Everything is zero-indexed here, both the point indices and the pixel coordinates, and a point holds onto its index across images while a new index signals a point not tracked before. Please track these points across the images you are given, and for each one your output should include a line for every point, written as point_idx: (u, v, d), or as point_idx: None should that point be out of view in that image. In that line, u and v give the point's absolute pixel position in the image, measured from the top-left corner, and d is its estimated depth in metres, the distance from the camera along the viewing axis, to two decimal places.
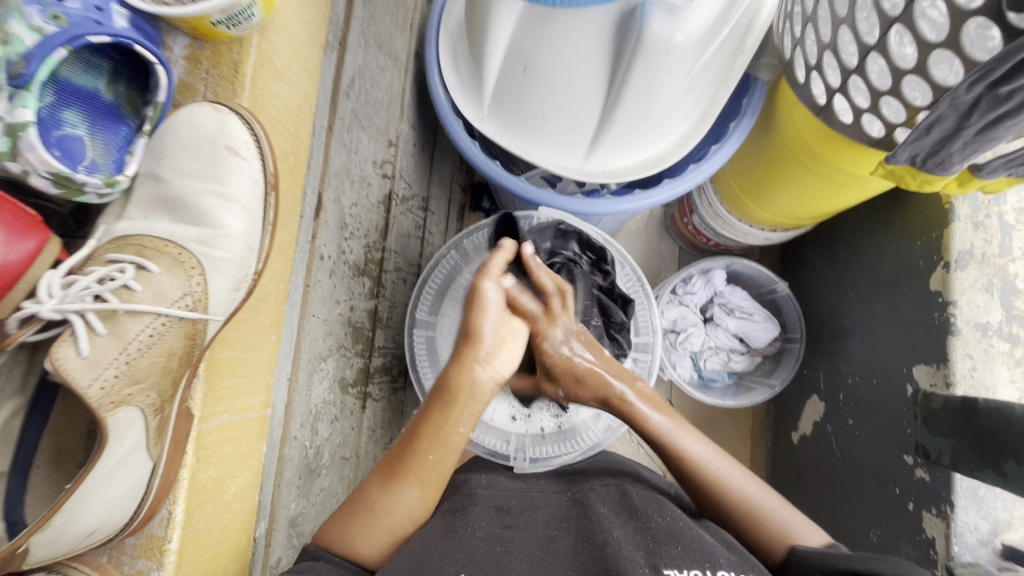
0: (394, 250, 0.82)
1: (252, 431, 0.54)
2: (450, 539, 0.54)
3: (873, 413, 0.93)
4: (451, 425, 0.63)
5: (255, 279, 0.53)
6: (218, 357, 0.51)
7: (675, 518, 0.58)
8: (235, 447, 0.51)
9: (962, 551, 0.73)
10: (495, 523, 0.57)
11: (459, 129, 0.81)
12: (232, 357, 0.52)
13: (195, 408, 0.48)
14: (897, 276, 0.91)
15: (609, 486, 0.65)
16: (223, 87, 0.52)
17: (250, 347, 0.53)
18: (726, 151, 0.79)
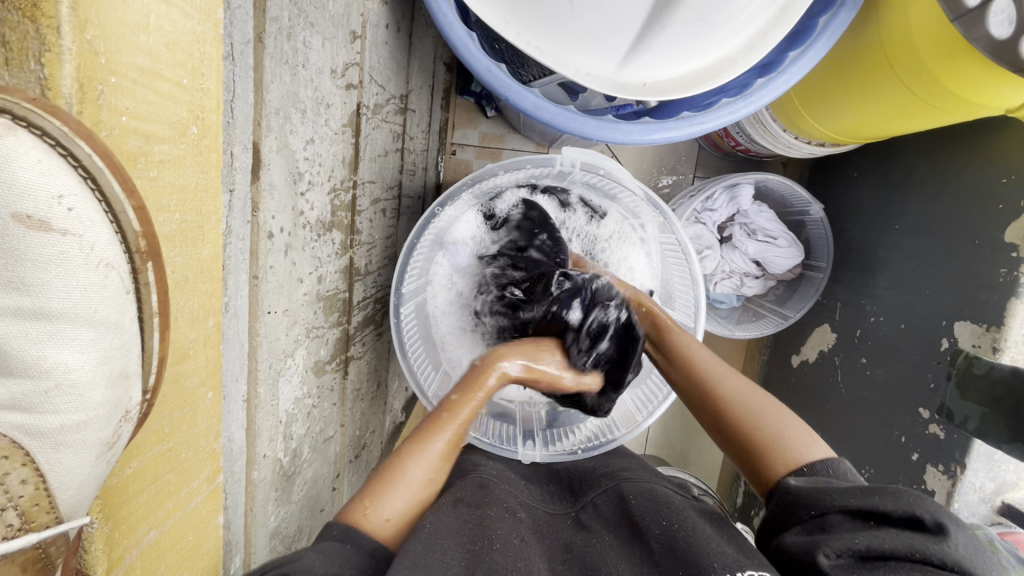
0: (367, 181, 0.65)
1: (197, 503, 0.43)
2: (473, 539, 0.51)
3: (893, 357, 0.88)
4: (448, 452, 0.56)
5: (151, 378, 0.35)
6: (120, 480, 0.37)
7: (671, 523, 0.53)
8: (175, 554, 0.42)
9: (961, 507, 0.74)
10: (508, 533, 0.53)
11: (450, 13, 0.58)
12: (150, 460, 0.38)
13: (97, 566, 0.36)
14: (961, 214, 0.79)
15: (609, 492, 0.61)
16: (14, 33, 0.27)
17: (171, 434, 0.39)
18: (806, 61, 0.60)
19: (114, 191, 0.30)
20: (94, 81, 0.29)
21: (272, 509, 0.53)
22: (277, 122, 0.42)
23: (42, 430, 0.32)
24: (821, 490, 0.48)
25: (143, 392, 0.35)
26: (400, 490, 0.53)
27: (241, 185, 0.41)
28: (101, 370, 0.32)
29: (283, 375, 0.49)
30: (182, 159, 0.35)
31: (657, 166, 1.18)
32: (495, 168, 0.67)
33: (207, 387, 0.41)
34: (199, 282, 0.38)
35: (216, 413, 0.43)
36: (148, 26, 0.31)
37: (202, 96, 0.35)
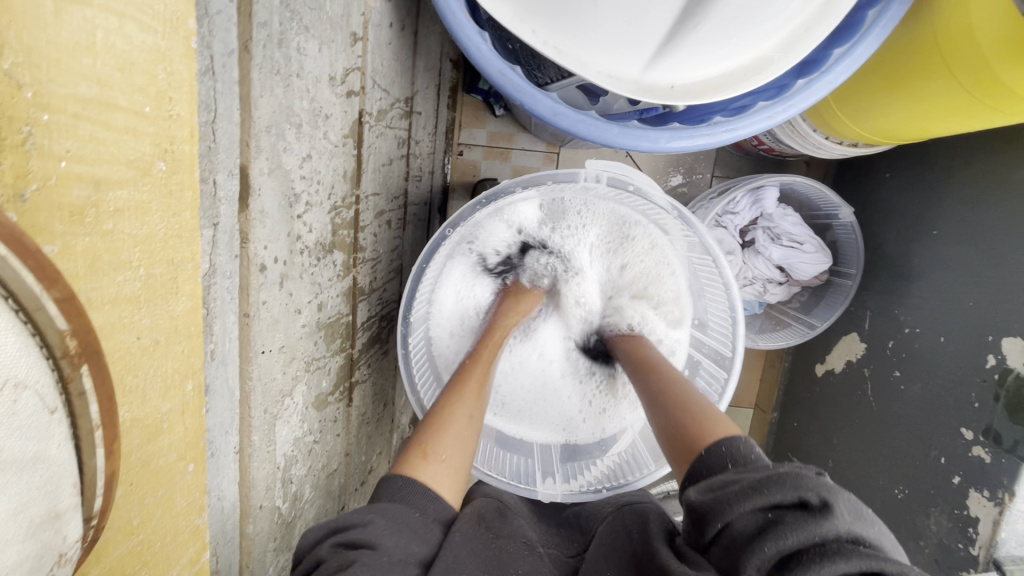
0: (370, 194, 0.60)
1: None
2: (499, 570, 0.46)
3: (931, 372, 0.82)
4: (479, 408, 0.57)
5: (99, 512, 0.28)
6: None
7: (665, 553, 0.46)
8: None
9: (1009, 537, 0.69)
10: (532, 570, 0.49)
11: (459, 11, 0.53)
12: (116, 562, 0.32)
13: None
14: (1012, 222, 0.73)
15: (608, 521, 0.56)
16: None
17: (140, 526, 0.33)
18: (852, 60, 0.54)
19: (26, 285, 0.22)
20: (17, 122, 0.23)
21: (271, 557, 0.49)
22: (268, 141, 0.37)
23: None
24: (721, 484, 0.41)
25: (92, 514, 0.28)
26: (450, 436, 0.52)
27: (228, 214, 0.36)
28: (19, 516, 0.24)
29: (280, 418, 0.45)
30: (146, 203, 0.29)
31: (675, 167, 1.12)
32: (509, 186, 0.61)
33: (186, 461, 0.36)
34: (172, 344, 0.33)
35: (200, 482, 0.38)
36: (94, 45, 0.25)
37: (171, 124, 0.30)
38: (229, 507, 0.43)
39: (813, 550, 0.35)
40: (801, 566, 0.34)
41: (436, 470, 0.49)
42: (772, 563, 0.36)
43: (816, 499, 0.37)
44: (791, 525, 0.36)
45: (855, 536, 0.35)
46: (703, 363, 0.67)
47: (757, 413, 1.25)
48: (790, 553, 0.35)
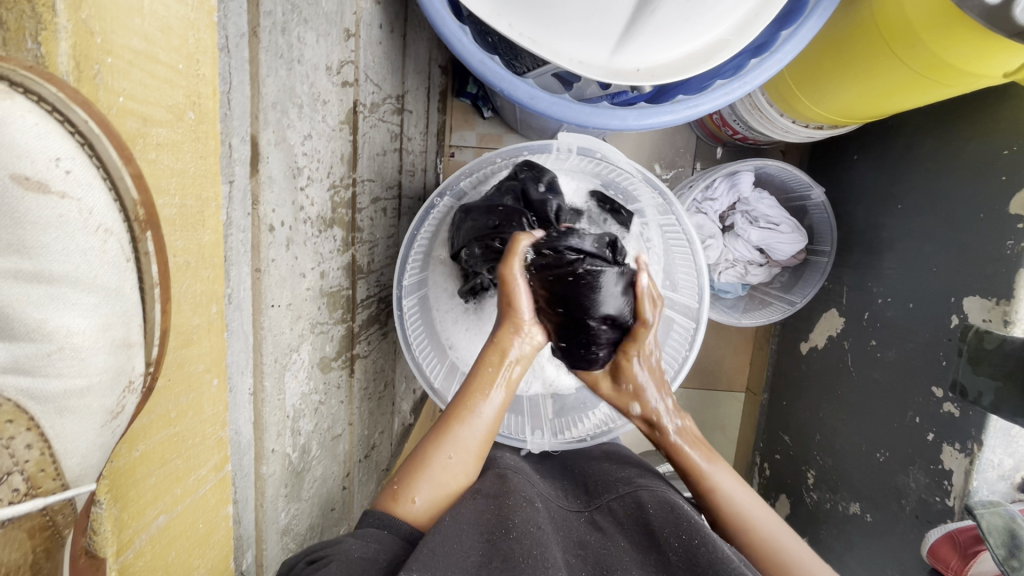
0: (366, 178, 0.65)
1: (207, 494, 0.44)
2: (494, 531, 0.53)
3: (902, 338, 0.87)
4: (452, 448, 0.58)
5: (152, 373, 0.37)
6: (127, 462, 0.38)
7: (689, 536, 0.54)
8: (186, 540, 0.44)
9: (980, 485, 0.73)
10: (528, 519, 0.54)
11: (442, 8, 0.59)
12: (157, 444, 0.40)
13: (107, 548, 0.37)
14: (965, 189, 0.78)
15: (625, 498, 0.61)
16: (11, 13, 0.28)
17: (177, 419, 0.40)
18: (798, 39, 0.59)
19: (110, 157, 0.31)
20: (90, 61, 0.30)
21: (283, 505, 0.53)
22: (273, 116, 0.42)
23: (46, 395, 0.32)
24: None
25: (146, 364, 0.36)
26: (425, 474, 0.56)
27: (240, 177, 0.41)
28: (103, 336, 0.34)
29: (289, 370, 0.49)
30: (180, 144, 0.36)
31: (657, 160, 1.18)
32: (493, 158, 0.67)
33: (212, 373, 0.42)
34: (200, 268, 0.39)
35: (221, 401, 0.44)
36: (142, 9, 0.32)
37: (197, 82, 0.36)
38: (243, 448, 0.47)
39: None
40: None
41: (412, 511, 0.55)
42: None
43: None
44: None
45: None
46: (675, 321, 0.69)
47: (748, 395, 1.28)
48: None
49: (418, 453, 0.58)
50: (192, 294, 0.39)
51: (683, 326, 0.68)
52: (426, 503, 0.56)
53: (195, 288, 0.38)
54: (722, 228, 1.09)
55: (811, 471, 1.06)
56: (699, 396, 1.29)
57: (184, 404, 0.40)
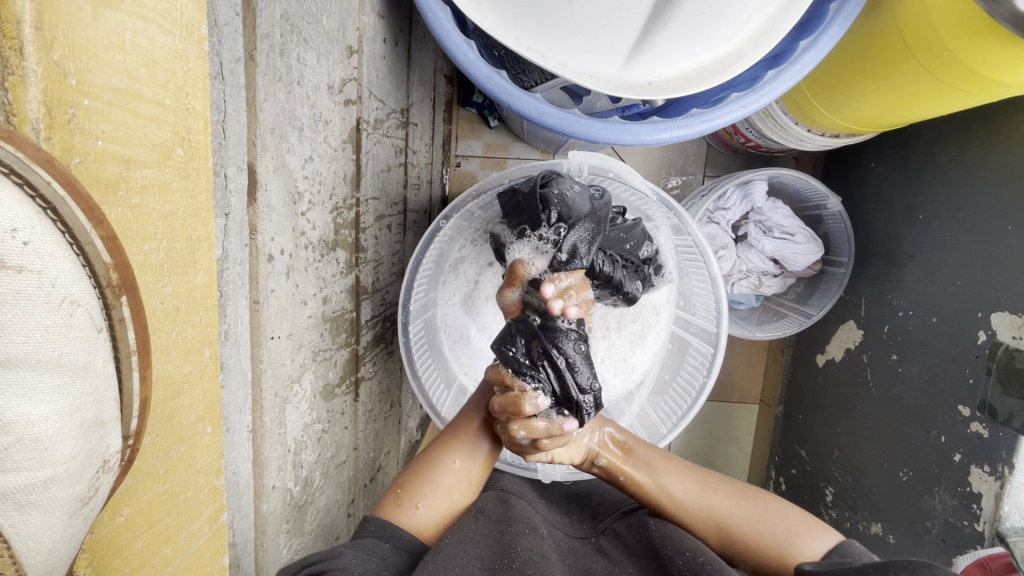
0: (370, 197, 0.63)
1: (201, 548, 0.41)
2: (498, 556, 0.52)
3: (926, 354, 0.83)
4: (460, 452, 0.59)
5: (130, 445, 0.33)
6: (111, 529, 0.34)
7: (695, 557, 0.52)
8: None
9: (1012, 511, 0.69)
10: (531, 548, 0.52)
11: (446, 23, 0.57)
12: (143, 505, 0.36)
13: None
14: (993, 198, 0.75)
15: (631, 522, 0.59)
16: None
17: (167, 475, 0.37)
18: (818, 50, 0.57)
19: (79, 223, 0.28)
20: (64, 105, 0.28)
21: (285, 541, 0.51)
22: (272, 141, 0.41)
23: (1, 491, 0.27)
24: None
25: (126, 433, 0.33)
26: (428, 485, 0.58)
27: (237, 206, 0.40)
28: (72, 418, 0.29)
29: (290, 401, 0.48)
30: (167, 182, 0.34)
31: (667, 169, 1.15)
32: (500, 178, 0.64)
33: (204, 423, 0.39)
34: (191, 313, 0.37)
35: (216, 449, 0.41)
36: (123, 44, 0.30)
37: (187, 116, 0.34)
38: (242, 485, 0.45)
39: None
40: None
41: (414, 518, 0.56)
42: None
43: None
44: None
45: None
46: (691, 342, 0.68)
47: (763, 407, 1.25)
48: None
49: (421, 463, 0.59)
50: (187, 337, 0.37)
51: (701, 350, 0.66)
52: (428, 509, 0.57)
53: (191, 324, 0.37)
54: (735, 239, 1.06)
55: (830, 488, 1.03)
56: (712, 409, 1.26)
57: (175, 456, 0.38)
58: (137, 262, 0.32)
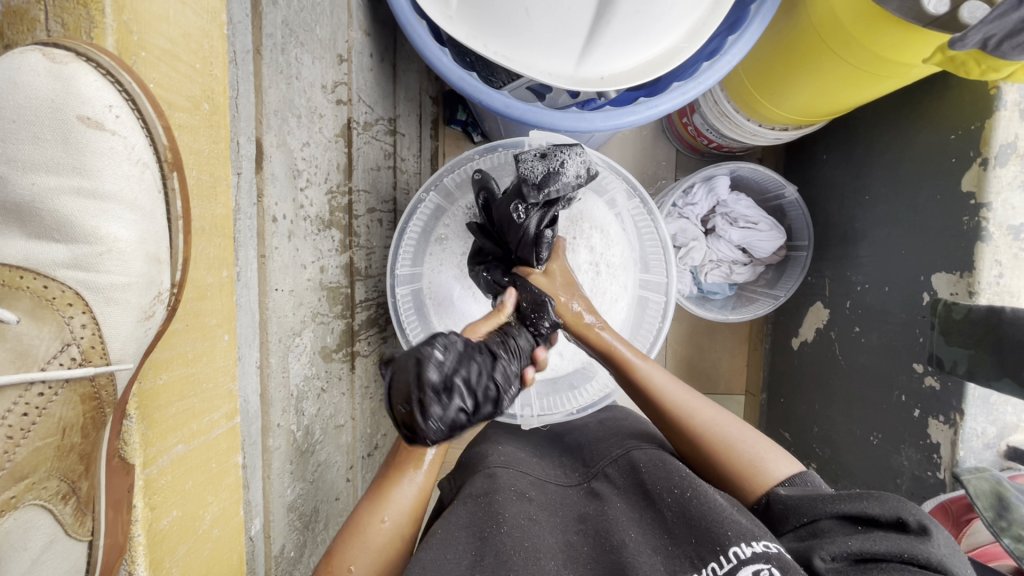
0: (361, 189, 0.71)
1: (221, 442, 0.49)
2: (482, 526, 0.55)
3: (883, 321, 0.90)
4: (382, 518, 0.59)
5: (176, 293, 0.44)
6: (153, 387, 0.44)
7: (680, 489, 0.56)
8: (202, 474, 0.48)
9: (967, 455, 0.75)
10: (518, 513, 0.56)
11: (423, 34, 0.66)
12: (177, 377, 0.46)
13: (136, 457, 0.42)
14: (923, 173, 0.83)
15: (619, 462, 0.63)
16: (71, 16, 0.37)
17: (194, 360, 0.46)
18: (744, 43, 0.66)
19: (148, 112, 0.39)
20: (129, 54, 0.39)
21: (288, 482, 0.58)
22: (275, 122, 0.49)
23: (97, 286, 0.42)
24: (807, 498, 0.54)
25: (173, 281, 0.44)
26: (359, 550, 0.57)
27: (247, 170, 0.48)
28: (141, 248, 0.42)
29: (293, 349, 0.55)
30: (196, 128, 0.43)
31: (639, 173, 1.24)
32: (472, 155, 0.73)
33: (223, 329, 0.48)
34: (213, 236, 0.46)
35: (233, 353, 0.50)
36: (167, 18, 0.40)
37: (211, 80, 0.43)
38: (250, 417, 0.52)
39: (907, 564, 0.46)
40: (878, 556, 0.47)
41: None
42: (858, 554, 0.48)
43: (913, 524, 0.49)
44: (884, 534, 0.49)
45: (940, 564, 0.46)
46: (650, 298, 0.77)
47: (748, 397, 1.30)
48: (881, 564, 0.47)
49: (351, 527, 0.59)
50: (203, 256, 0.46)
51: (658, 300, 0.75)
52: (363, 571, 0.57)
53: (209, 248, 0.46)
54: (705, 231, 1.14)
55: (813, 464, 1.06)
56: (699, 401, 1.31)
57: (198, 346, 0.46)
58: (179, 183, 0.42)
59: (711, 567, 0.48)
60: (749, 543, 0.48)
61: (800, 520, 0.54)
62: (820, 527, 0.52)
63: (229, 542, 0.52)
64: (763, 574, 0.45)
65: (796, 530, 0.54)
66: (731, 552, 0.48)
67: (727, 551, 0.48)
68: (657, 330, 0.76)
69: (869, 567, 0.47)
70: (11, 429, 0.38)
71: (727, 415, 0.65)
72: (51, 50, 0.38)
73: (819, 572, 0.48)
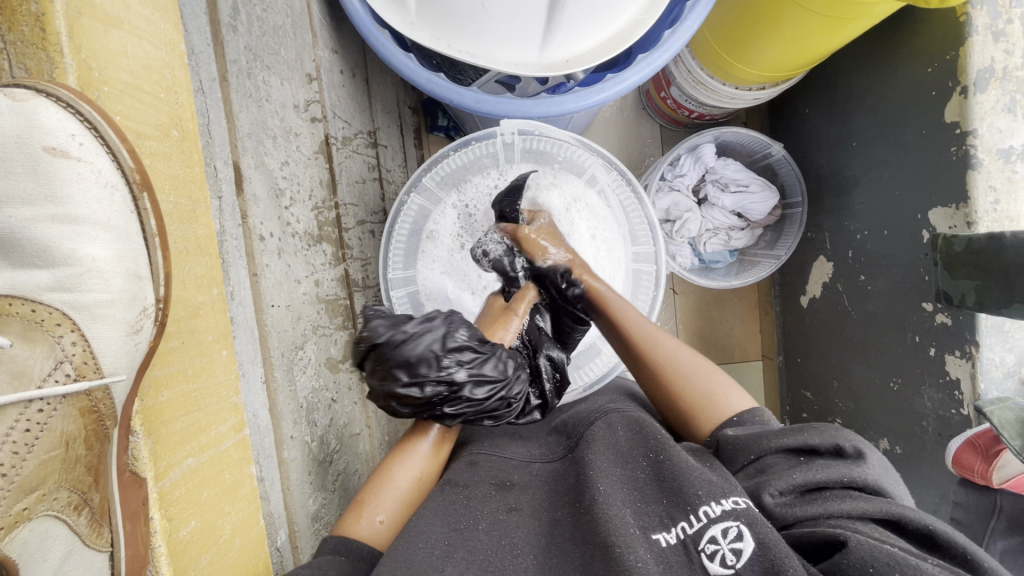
0: (348, 202, 0.73)
1: (229, 454, 0.52)
2: (460, 518, 0.56)
3: (887, 265, 0.89)
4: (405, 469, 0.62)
5: (160, 310, 0.45)
6: (156, 404, 0.46)
7: (656, 454, 0.57)
8: (216, 485, 0.51)
9: (989, 387, 0.74)
10: (499, 507, 0.57)
11: (387, 43, 0.67)
12: (179, 394, 0.48)
13: (147, 471, 0.45)
14: (906, 112, 0.82)
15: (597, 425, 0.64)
16: (34, 60, 0.39)
17: (195, 376, 0.48)
18: (703, 5, 0.66)
19: (111, 136, 0.41)
20: (92, 89, 0.40)
21: (309, 493, 0.60)
22: (250, 144, 0.52)
23: (83, 305, 0.43)
24: (753, 438, 0.57)
25: (156, 296, 0.45)
26: (390, 495, 0.60)
27: (228, 193, 0.51)
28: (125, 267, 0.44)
29: (297, 363, 0.58)
30: (169, 154, 0.46)
31: (625, 153, 1.24)
32: (446, 151, 0.73)
33: (219, 344, 0.50)
34: (199, 256, 0.49)
35: (233, 369, 0.52)
36: (126, 52, 0.42)
37: (178, 107, 0.46)
38: (262, 430, 0.55)
39: (848, 489, 0.50)
40: (823, 491, 0.51)
41: (374, 530, 0.58)
42: (803, 487, 0.51)
43: (849, 450, 0.53)
44: (824, 463, 0.53)
45: (875, 483, 0.50)
46: (642, 271, 0.77)
47: (765, 361, 1.28)
48: (824, 492, 0.50)
49: (378, 474, 0.62)
50: (191, 276, 0.48)
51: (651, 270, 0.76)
52: (390, 521, 0.59)
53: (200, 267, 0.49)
54: (698, 202, 1.13)
55: (838, 421, 1.05)
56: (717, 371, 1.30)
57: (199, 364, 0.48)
58: (156, 208, 0.44)
59: (681, 527, 0.50)
60: (719, 501, 0.49)
61: (748, 459, 0.56)
62: (766, 463, 0.54)
63: (252, 550, 0.54)
64: (731, 531, 0.47)
65: (743, 468, 0.56)
66: (700, 512, 0.49)
67: (698, 512, 0.49)
68: (653, 302, 0.77)
69: (814, 497, 0.50)
70: (16, 444, 0.39)
71: (709, 366, 0.66)
72: (12, 90, 0.39)
73: (771, 509, 0.51)
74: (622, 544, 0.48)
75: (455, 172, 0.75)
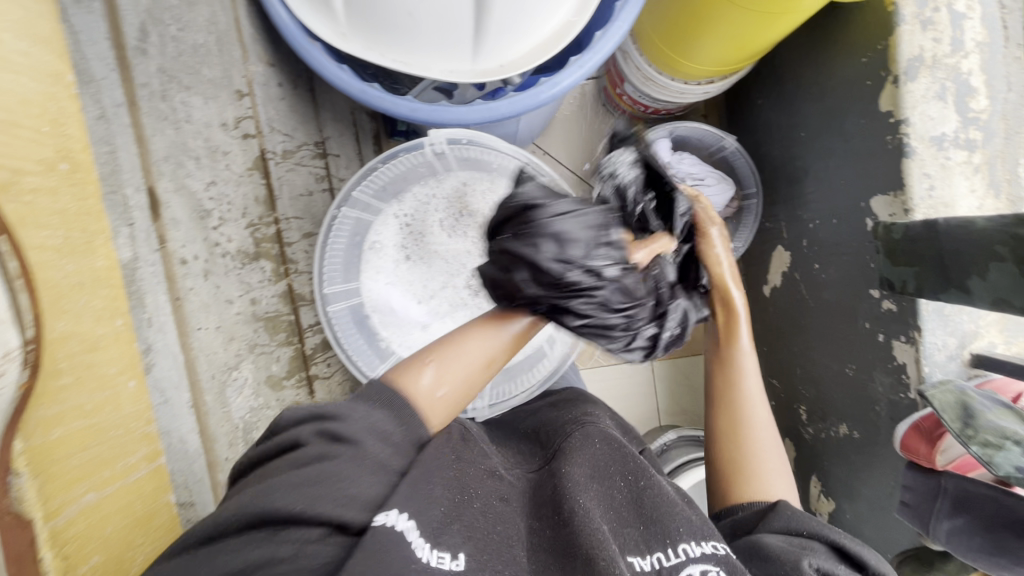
0: (290, 216, 0.72)
1: (138, 486, 0.48)
2: (456, 488, 0.48)
3: (836, 253, 0.90)
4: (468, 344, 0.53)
5: (36, 347, 0.38)
6: (46, 442, 0.40)
7: (635, 477, 0.56)
8: (122, 517, 0.46)
9: (932, 369, 0.75)
10: (492, 493, 0.52)
11: (319, 55, 0.67)
12: (73, 430, 0.42)
13: (34, 512, 0.38)
14: (844, 102, 0.83)
15: (570, 433, 0.60)
16: None
17: (93, 411, 0.44)
18: (633, 6, 0.67)
19: None
20: None
21: None
22: (167, 167, 0.54)
23: None
24: (813, 520, 0.53)
25: (25, 339, 0.37)
26: (460, 362, 0.52)
27: (140, 220, 0.52)
28: None
29: (229, 384, 0.60)
30: (55, 188, 0.42)
31: (585, 151, 1.24)
32: (375, 162, 0.72)
33: (124, 375, 0.47)
34: (98, 287, 0.46)
35: (137, 398, 0.49)
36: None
37: (64, 139, 0.44)
38: (191, 455, 0.55)
39: None
40: None
41: (420, 389, 0.50)
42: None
43: None
44: None
45: None
46: None
47: None
48: None
49: (449, 337, 0.54)
50: (91, 306, 0.45)
51: None
52: (437, 384, 0.50)
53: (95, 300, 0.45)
54: None
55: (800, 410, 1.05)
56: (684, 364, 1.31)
57: (97, 399, 0.44)
58: (36, 245, 0.40)
59: (658, 557, 0.49)
60: (699, 543, 0.50)
61: (796, 530, 0.52)
62: (812, 544, 0.50)
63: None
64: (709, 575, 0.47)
65: (786, 533, 0.52)
66: (681, 548, 0.49)
67: (678, 548, 0.49)
68: None
69: None
70: None
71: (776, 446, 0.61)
72: None
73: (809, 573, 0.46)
74: (608, 561, 0.45)
75: (388, 182, 0.75)
